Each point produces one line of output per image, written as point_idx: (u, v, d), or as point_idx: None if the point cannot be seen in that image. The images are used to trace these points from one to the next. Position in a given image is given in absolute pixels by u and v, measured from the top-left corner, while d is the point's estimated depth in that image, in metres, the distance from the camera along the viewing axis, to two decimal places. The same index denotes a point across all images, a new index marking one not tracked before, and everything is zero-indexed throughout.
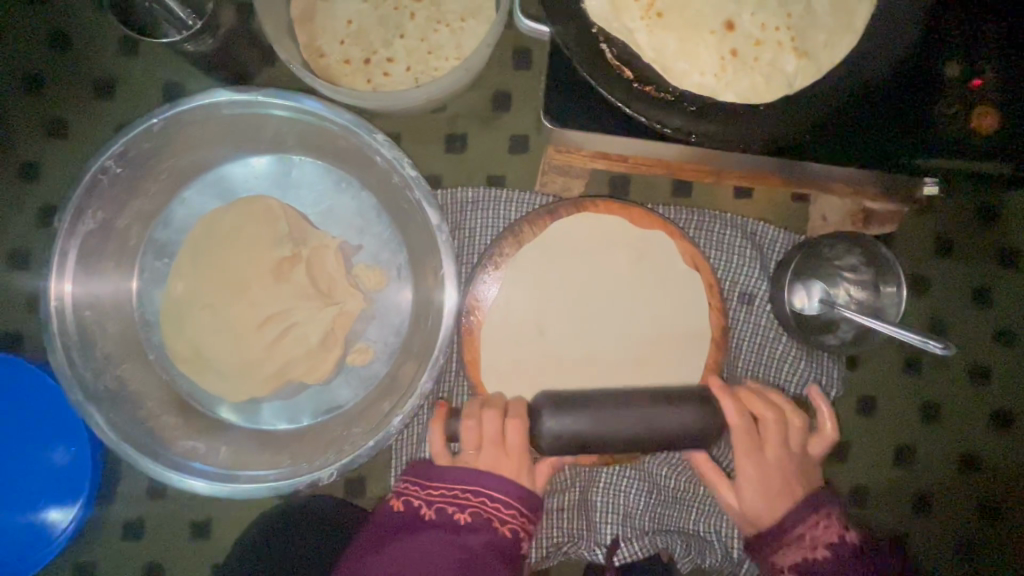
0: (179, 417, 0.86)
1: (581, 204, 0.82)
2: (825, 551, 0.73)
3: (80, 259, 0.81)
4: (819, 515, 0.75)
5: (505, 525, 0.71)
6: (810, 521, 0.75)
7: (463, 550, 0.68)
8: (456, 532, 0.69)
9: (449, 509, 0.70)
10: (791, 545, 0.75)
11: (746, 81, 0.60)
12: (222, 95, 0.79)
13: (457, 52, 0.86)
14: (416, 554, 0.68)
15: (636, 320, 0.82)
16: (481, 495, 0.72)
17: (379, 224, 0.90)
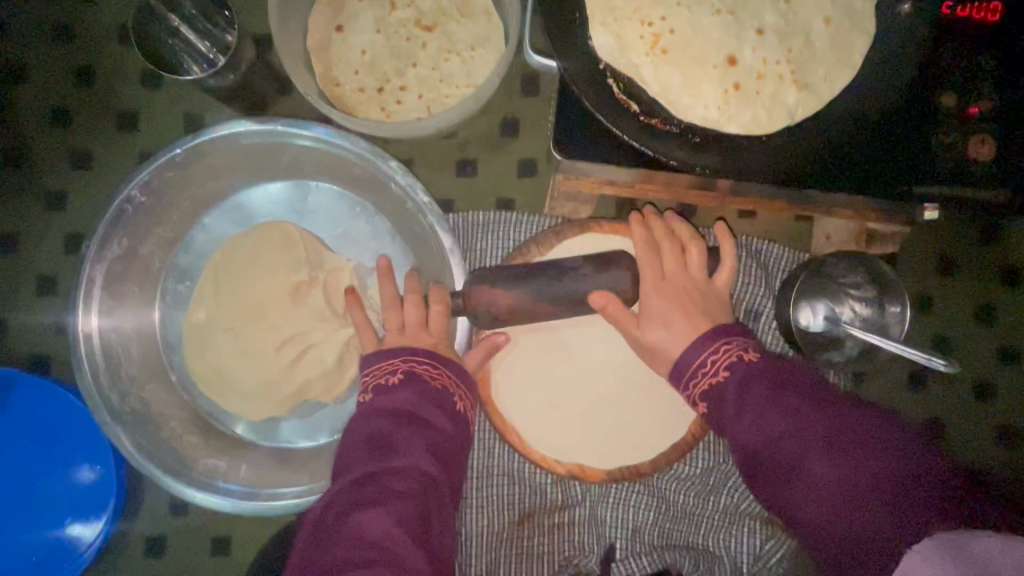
0: (200, 436, 0.88)
1: (588, 226, 0.84)
2: (728, 370, 0.65)
3: (106, 284, 0.84)
4: (727, 345, 0.67)
5: (437, 382, 0.70)
6: (714, 347, 0.67)
7: (403, 428, 0.65)
8: (396, 387, 0.69)
9: (386, 378, 0.70)
10: (698, 373, 0.67)
11: (749, 113, 0.62)
12: (243, 125, 0.83)
13: (468, 81, 0.89)
14: (355, 438, 0.66)
15: None
16: (412, 357, 0.72)
17: (393, 246, 0.92)
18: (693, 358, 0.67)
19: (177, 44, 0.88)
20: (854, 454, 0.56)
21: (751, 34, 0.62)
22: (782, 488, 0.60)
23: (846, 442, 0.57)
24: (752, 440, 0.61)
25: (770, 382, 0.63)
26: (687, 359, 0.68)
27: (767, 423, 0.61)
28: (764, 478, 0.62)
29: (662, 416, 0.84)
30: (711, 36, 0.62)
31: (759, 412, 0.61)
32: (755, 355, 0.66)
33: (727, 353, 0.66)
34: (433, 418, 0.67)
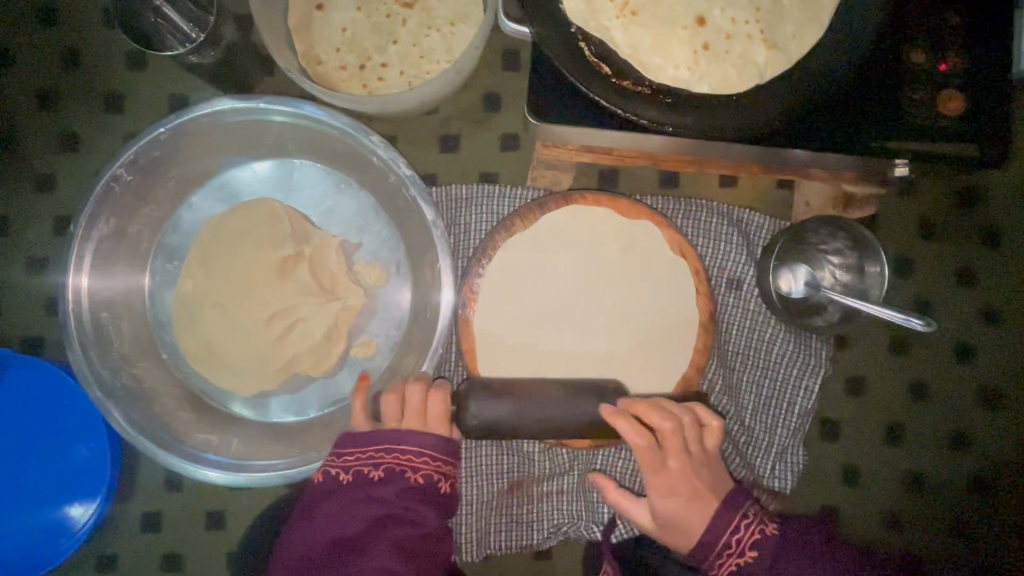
0: (192, 412, 0.90)
1: (570, 197, 0.86)
2: (755, 552, 0.68)
3: (95, 263, 0.86)
4: (746, 519, 0.70)
5: (417, 472, 0.72)
6: (736, 525, 0.70)
7: (389, 531, 0.69)
8: (374, 487, 0.71)
9: (365, 468, 0.72)
10: (724, 553, 0.69)
11: (719, 72, 0.63)
12: (225, 103, 0.84)
13: (448, 56, 0.90)
14: (338, 528, 0.70)
15: (627, 309, 0.86)
16: (393, 449, 0.73)
17: (377, 223, 0.93)
18: (716, 535, 0.70)
19: (160, 23, 0.88)
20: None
21: None
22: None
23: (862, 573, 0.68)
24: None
25: (792, 547, 0.69)
26: (712, 536, 0.70)
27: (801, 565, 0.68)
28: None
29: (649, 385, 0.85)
30: None
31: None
32: (773, 523, 0.69)
33: (750, 531, 0.69)
34: (420, 515, 0.71)
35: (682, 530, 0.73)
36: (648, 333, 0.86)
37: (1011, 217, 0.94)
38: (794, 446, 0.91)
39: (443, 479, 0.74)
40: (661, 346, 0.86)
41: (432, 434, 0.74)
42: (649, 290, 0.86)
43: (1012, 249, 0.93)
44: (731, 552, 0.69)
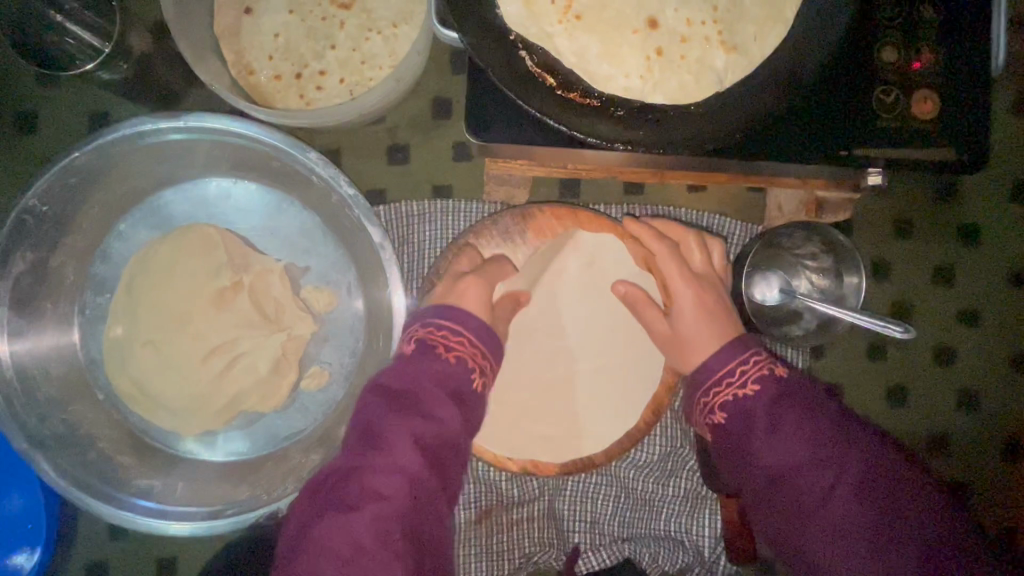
0: (133, 456, 0.84)
1: (527, 212, 0.80)
2: (755, 386, 0.66)
3: (14, 303, 0.78)
4: (757, 356, 0.69)
5: (453, 353, 0.68)
6: (747, 359, 0.68)
7: (433, 372, 0.65)
8: (440, 358, 0.66)
9: (436, 343, 0.68)
10: (717, 387, 0.68)
11: (672, 81, 0.57)
12: (147, 123, 0.77)
13: (391, 60, 0.83)
14: (371, 400, 0.63)
15: (595, 327, 0.81)
16: (475, 351, 0.69)
17: (325, 243, 0.87)
18: (720, 364, 0.69)
19: (72, 38, 0.80)
20: (855, 489, 0.60)
21: None
22: (764, 462, 0.64)
23: (873, 483, 0.61)
24: (787, 460, 0.62)
25: (809, 405, 0.65)
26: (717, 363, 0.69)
27: (820, 441, 0.62)
28: (734, 450, 0.66)
29: (618, 408, 0.81)
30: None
31: (794, 432, 0.63)
32: (782, 371, 0.67)
33: (758, 365, 0.67)
34: (440, 412, 0.62)
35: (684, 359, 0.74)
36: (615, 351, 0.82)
37: (989, 211, 0.90)
38: None
39: (478, 375, 0.68)
40: (631, 368, 0.81)
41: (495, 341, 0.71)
42: (614, 313, 0.81)
43: (990, 245, 0.90)
44: (716, 399, 0.68)
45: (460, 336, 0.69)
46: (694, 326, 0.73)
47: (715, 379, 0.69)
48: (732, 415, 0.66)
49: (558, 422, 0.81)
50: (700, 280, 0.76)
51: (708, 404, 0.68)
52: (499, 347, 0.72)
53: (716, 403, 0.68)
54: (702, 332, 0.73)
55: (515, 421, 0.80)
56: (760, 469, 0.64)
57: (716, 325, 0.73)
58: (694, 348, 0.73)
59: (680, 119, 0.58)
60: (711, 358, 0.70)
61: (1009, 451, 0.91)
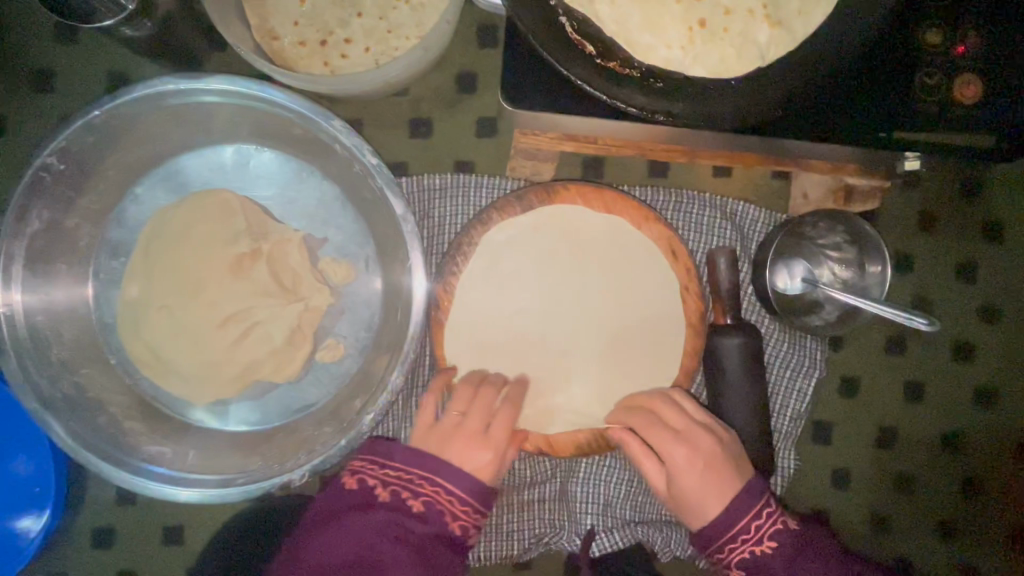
0: (143, 422, 0.83)
1: (551, 189, 0.79)
2: (773, 545, 0.73)
3: (28, 262, 0.77)
4: (770, 509, 0.75)
5: (456, 520, 0.72)
6: (760, 516, 0.74)
7: (429, 533, 0.70)
8: (408, 512, 0.70)
9: (404, 492, 0.71)
10: (734, 542, 0.75)
11: (714, 52, 0.57)
12: (167, 82, 0.76)
13: (418, 31, 0.82)
14: (366, 532, 0.69)
15: (599, 294, 0.81)
16: (438, 488, 0.72)
17: (344, 215, 0.86)
18: (732, 523, 0.74)
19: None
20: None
21: None
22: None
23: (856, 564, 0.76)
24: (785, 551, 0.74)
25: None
26: (724, 525, 0.74)
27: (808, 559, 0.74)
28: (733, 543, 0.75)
29: (613, 380, 0.81)
30: None
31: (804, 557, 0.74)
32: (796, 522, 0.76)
33: (772, 521, 0.74)
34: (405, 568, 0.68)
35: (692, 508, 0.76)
36: (621, 325, 0.81)
37: (1015, 209, 0.89)
38: (785, 452, 0.87)
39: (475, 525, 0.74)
40: (638, 341, 0.81)
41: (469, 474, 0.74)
42: (621, 281, 0.81)
43: (1014, 243, 0.89)
44: (745, 536, 0.74)
45: (434, 479, 0.73)
46: (689, 477, 0.76)
47: (728, 520, 0.74)
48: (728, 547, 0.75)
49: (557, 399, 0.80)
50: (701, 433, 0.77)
51: (751, 531, 0.74)
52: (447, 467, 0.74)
53: (731, 548, 0.75)
54: (682, 454, 0.76)
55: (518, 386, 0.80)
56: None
57: (721, 484, 0.75)
58: (694, 497, 0.76)
59: (720, 92, 0.57)
60: (723, 514, 0.74)
61: (1020, 450, 0.91)
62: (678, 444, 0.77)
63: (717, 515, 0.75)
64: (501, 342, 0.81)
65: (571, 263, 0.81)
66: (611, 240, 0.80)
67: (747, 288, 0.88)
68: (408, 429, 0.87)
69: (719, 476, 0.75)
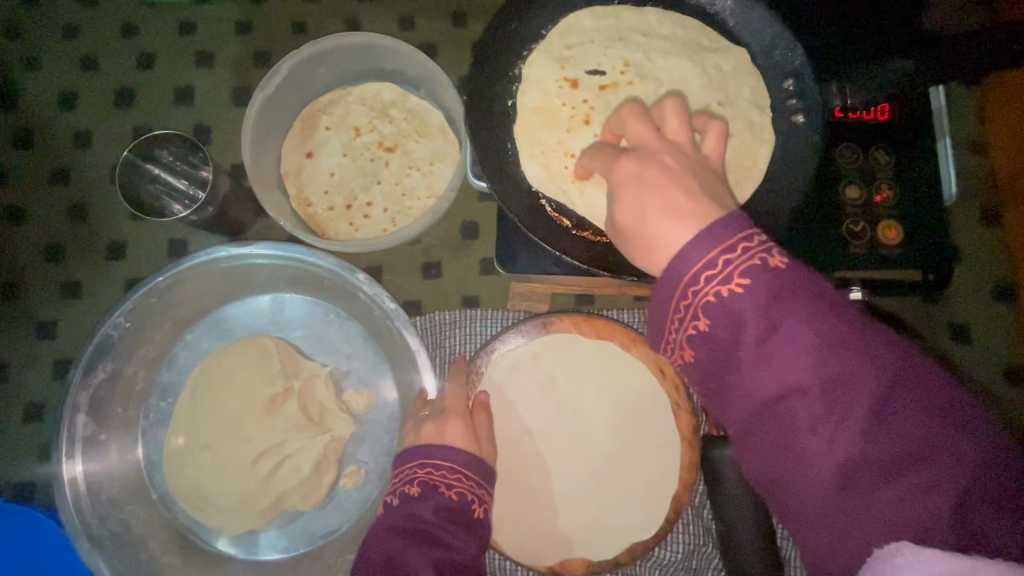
0: (179, 555, 0.89)
1: (549, 322, 0.89)
2: (745, 282, 0.44)
3: (90, 410, 0.88)
4: (748, 242, 0.44)
5: (451, 489, 0.72)
6: (722, 249, 0.44)
7: (432, 504, 0.70)
8: (411, 500, 0.71)
9: (404, 486, 0.73)
10: (690, 288, 0.45)
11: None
12: (220, 251, 0.90)
13: (428, 192, 0.98)
14: (385, 533, 0.69)
15: (598, 415, 0.90)
16: (428, 466, 0.74)
17: (365, 350, 0.96)
18: (689, 269, 0.45)
19: (177, 162, 1.00)
20: (830, 386, 0.42)
21: None
22: (743, 385, 0.45)
23: (897, 408, 0.41)
24: (750, 382, 0.44)
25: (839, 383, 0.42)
26: (685, 267, 0.46)
27: (793, 326, 0.43)
28: (710, 381, 0.48)
29: (616, 496, 0.88)
30: None
31: (780, 327, 0.43)
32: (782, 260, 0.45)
33: (751, 253, 0.44)
34: (430, 547, 0.66)
35: (648, 241, 0.49)
36: (621, 441, 0.89)
37: (982, 313, 0.92)
38: (795, 558, 0.90)
39: (485, 509, 0.73)
40: (636, 456, 0.88)
41: (462, 447, 0.76)
42: (615, 402, 0.90)
43: (987, 342, 0.92)
44: (687, 304, 0.46)
45: (425, 463, 0.74)
46: (686, 229, 0.47)
47: (697, 263, 0.45)
48: (687, 301, 0.46)
49: (563, 510, 0.88)
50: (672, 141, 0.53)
51: (681, 309, 0.46)
52: (445, 449, 0.75)
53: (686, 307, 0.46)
54: (655, 203, 0.48)
55: (530, 503, 0.88)
56: (731, 378, 0.46)
57: (669, 197, 0.48)
58: (660, 235, 0.48)
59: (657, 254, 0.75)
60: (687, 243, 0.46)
61: None
62: (626, 158, 0.53)
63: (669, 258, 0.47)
64: (516, 464, 0.89)
65: (571, 387, 0.90)
66: (603, 372, 0.90)
67: None
68: None
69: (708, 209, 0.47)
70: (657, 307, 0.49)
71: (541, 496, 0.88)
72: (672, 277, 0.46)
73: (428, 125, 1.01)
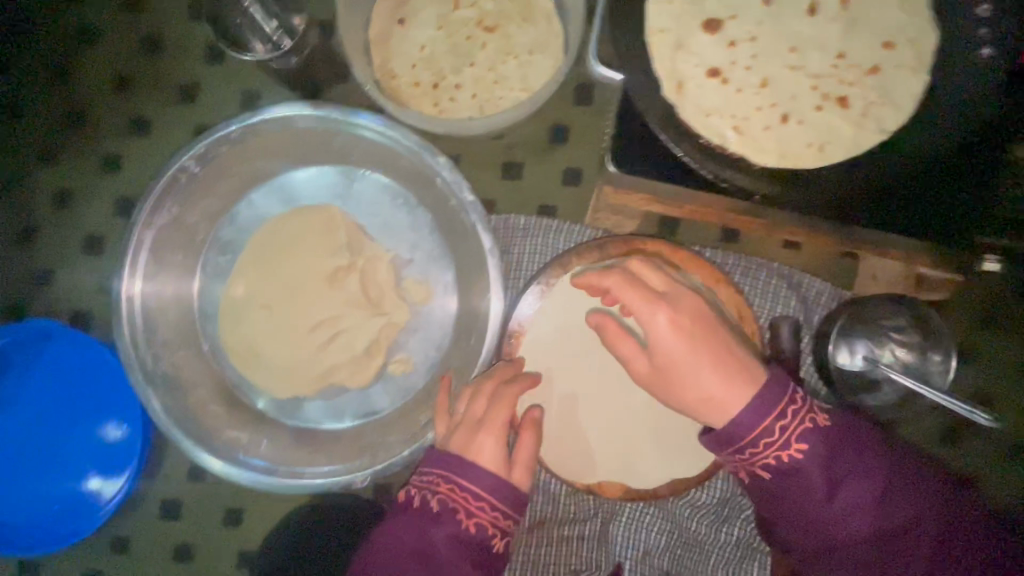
0: (224, 407, 0.89)
1: (632, 242, 0.85)
2: (801, 445, 0.64)
3: (151, 250, 0.86)
4: (795, 405, 0.65)
5: (471, 519, 0.70)
6: (781, 412, 0.64)
7: (447, 534, 0.69)
8: (428, 522, 0.70)
9: (426, 496, 0.71)
10: (753, 450, 0.65)
11: (746, 148, 0.69)
12: (300, 108, 0.83)
13: (522, 84, 0.90)
14: (406, 534, 0.71)
15: None
16: (452, 480, 0.72)
17: (432, 241, 0.92)
18: (753, 425, 0.64)
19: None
20: (871, 511, 0.63)
21: (812, 53, 0.70)
22: (810, 510, 0.65)
23: (924, 515, 0.63)
24: (823, 509, 0.64)
25: (880, 492, 0.63)
26: (747, 427, 0.65)
27: (836, 462, 0.64)
28: (778, 502, 0.66)
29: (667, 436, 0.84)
30: (773, 57, 0.70)
31: (852, 473, 0.64)
32: (826, 419, 0.66)
33: (800, 419, 0.64)
34: None
35: (723, 408, 0.67)
36: None
37: None
38: None
39: (504, 539, 0.72)
40: None
41: (492, 474, 0.72)
42: None
43: None
44: (750, 450, 0.65)
45: (449, 487, 0.71)
46: (718, 383, 0.67)
47: (748, 428, 0.65)
48: (753, 455, 0.65)
49: (610, 438, 0.84)
50: (678, 287, 0.73)
51: (745, 454, 0.65)
52: (469, 462, 0.72)
53: (754, 460, 0.65)
54: (705, 368, 0.68)
55: (574, 427, 0.84)
56: (804, 511, 0.65)
57: (720, 364, 0.68)
58: (697, 386, 0.68)
59: (798, 181, 0.69)
60: (747, 413, 0.65)
61: None
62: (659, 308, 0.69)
63: (721, 394, 0.67)
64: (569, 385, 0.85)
65: None
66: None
67: (806, 358, 0.91)
68: None
69: (736, 370, 0.68)
70: (711, 440, 0.67)
71: (588, 420, 0.84)
72: (741, 419, 0.65)
73: (533, 9, 0.91)
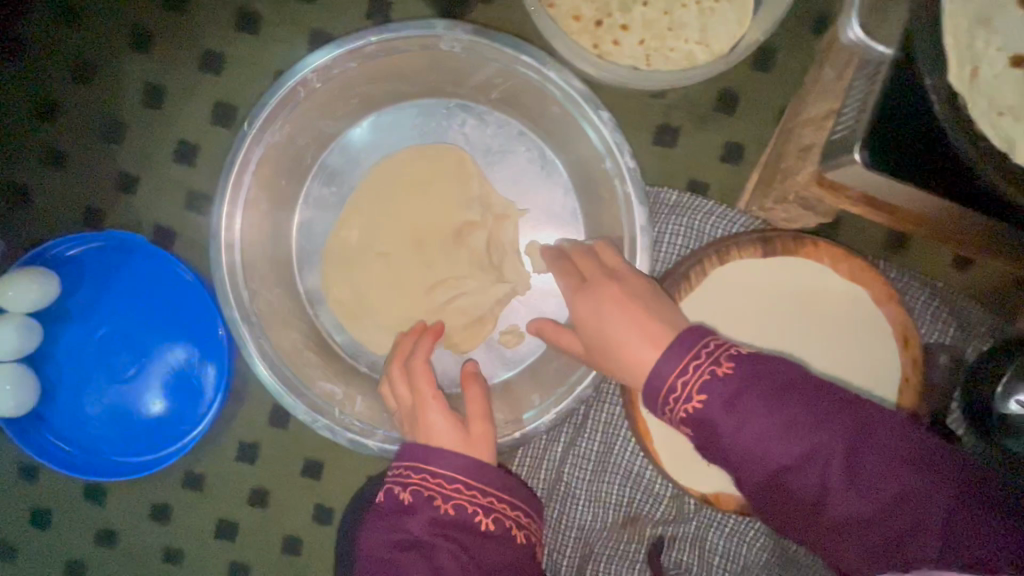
0: (318, 354, 0.80)
1: (802, 240, 0.74)
2: (704, 395, 0.52)
3: (255, 171, 0.73)
4: (700, 358, 0.53)
5: (449, 502, 0.60)
6: (686, 366, 0.53)
7: (429, 525, 0.59)
8: (404, 514, 0.60)
9: (397, 489, 0.62)
10: (671, 399, 0.54)
11: None
12: (457, 32, 0.69)
13: (700, 36, 0.77)
14: (380, 537, 0.60)
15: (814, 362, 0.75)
16: (424, 469, 0.62)
17: (565, 205, 0.81)
18: (670, 380, 0.54)
19: None
20: (800, 459, 0.49)
21: None
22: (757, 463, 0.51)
23: (867, 467, 0.48)
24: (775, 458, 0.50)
25: (779, 400, 0.50)
26: (682, 381, 0.53)
27: (751, 392, 0.51)
28: (716, 455, 0.53)
29: None
30: None
31: (790, 424, 0.50)
32: (732, 364, 0.52)
33: (714, 364, 0.52)
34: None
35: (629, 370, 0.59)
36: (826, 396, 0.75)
37: None
38: None
39: (520, 529, 0.63)
40: None
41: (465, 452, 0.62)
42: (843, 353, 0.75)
43: None
44: (681, 394, 0.53)
45: (430, 474, 0.61)
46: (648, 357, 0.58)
47: (675, 379, 0.53)
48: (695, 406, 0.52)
49: None
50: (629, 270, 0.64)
51: (681, 405, 0.53)
52: (442, 452, 0.62)
53: (678, 416, 0.54)
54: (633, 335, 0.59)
55: None
56: (760, 463, 0.51)
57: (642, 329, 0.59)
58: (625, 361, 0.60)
59: None
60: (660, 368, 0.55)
61: None
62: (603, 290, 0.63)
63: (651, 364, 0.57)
64: None
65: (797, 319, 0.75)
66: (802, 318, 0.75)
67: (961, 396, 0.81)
68: (566, 434, 0.86)
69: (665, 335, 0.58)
70: (659, 400, 0.55)
71: None
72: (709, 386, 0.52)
73: None
